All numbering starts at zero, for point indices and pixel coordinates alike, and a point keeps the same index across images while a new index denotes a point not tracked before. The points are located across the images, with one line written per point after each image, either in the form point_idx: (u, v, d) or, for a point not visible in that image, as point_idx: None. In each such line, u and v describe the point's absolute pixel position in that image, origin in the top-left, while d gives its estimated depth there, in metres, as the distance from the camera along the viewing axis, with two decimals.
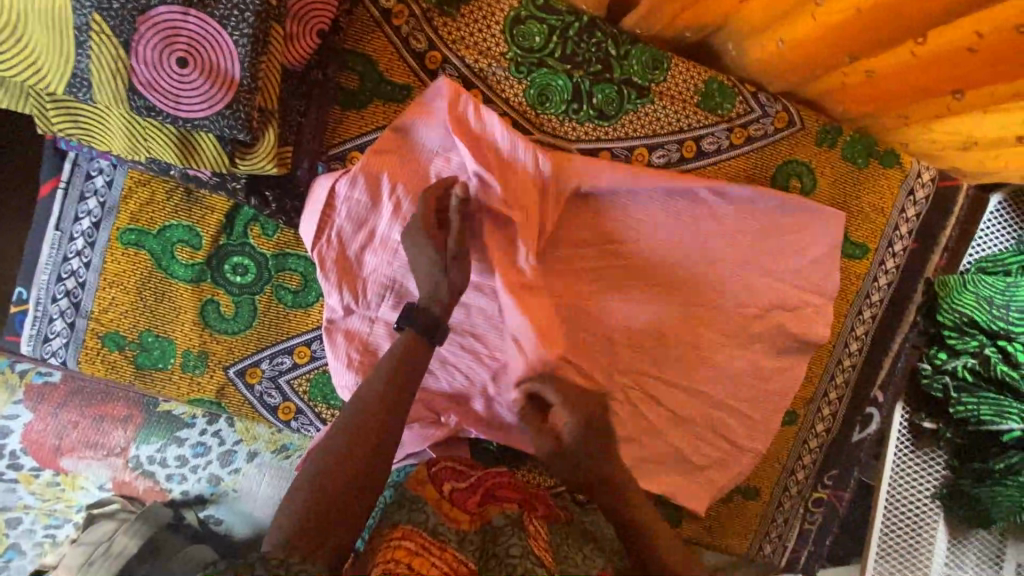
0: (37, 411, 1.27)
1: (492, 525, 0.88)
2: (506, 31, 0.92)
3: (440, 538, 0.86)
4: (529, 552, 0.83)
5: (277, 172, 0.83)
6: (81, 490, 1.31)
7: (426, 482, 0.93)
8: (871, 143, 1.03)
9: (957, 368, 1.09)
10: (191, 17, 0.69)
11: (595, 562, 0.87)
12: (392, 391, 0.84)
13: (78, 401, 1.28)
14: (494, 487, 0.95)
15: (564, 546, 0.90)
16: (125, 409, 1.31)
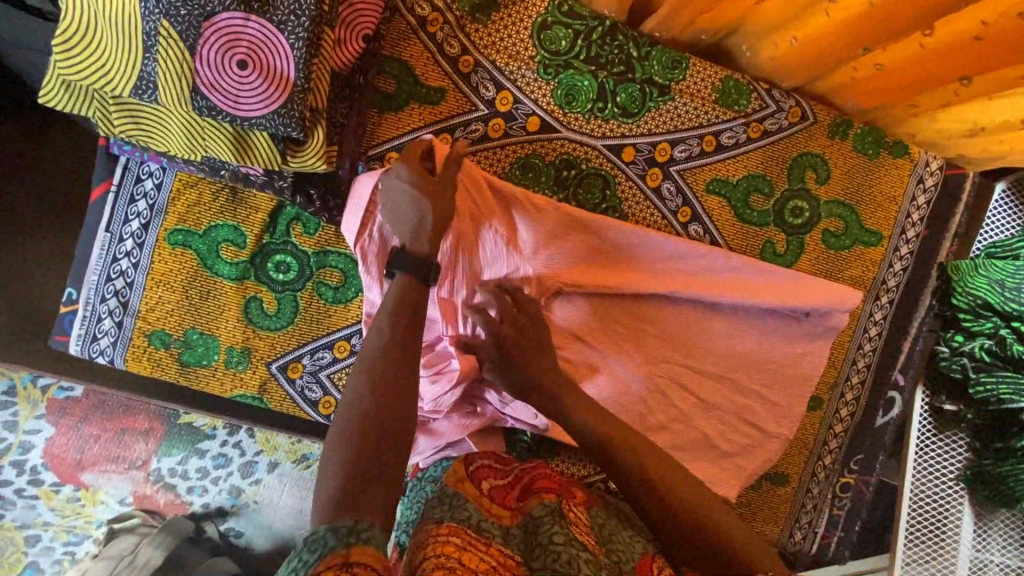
0: (58, 426, 1.27)
1: (533, 515, 0.86)
2: (533, 36, 0.98)
3: (485, 534, 0.83)
4: (572, 538, 0.81)
5: (323, 169, 0.87)
6: (101, 505, 1.32)
7: (466, 480, 0.92)
8: (880, 135, 1.08)
9: (974, 349, 1.12)
10: (251, 22, 0.74)
11: (635, 546, 0.88)
12: (401, 339, 0.76)
13: (100, 415, 1.27)
14: (534, 480, 0.95)
15: (607, 527, 0.91)
16: (146, 423, 1.29)
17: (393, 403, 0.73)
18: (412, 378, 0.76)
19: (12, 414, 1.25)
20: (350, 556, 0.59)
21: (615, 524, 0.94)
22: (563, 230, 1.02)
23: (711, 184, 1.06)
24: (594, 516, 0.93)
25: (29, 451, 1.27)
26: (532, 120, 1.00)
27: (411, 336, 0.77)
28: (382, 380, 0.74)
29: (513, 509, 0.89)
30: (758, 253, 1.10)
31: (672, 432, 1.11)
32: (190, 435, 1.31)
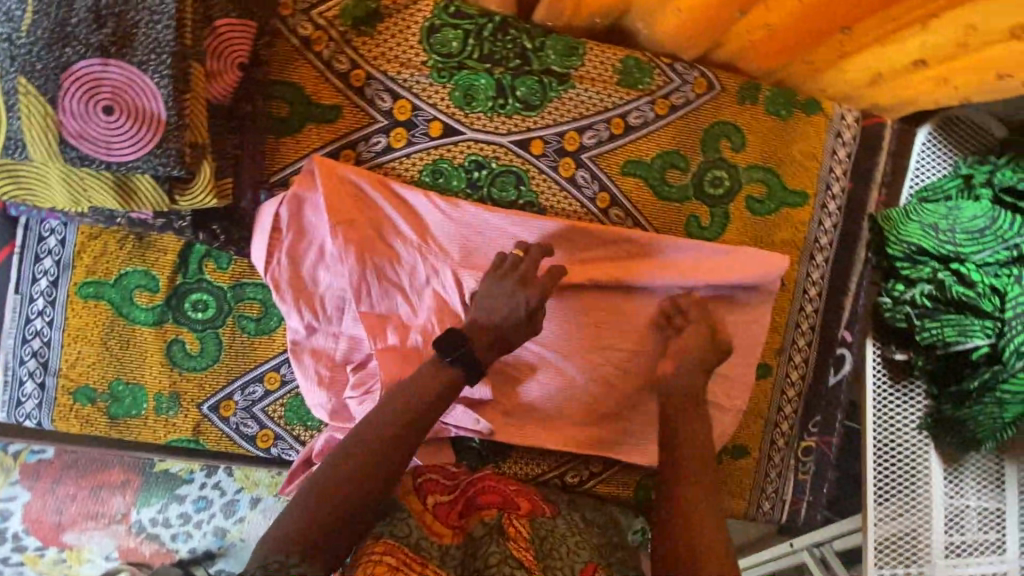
0: (35, 489, 1.27)
1: (473, 536, 0.87)
2: (422, 41, 0.97)
3: (422, 553, 0.82)
4: (507, 557, 0.83)
5: (217, 204, 0.86)
6: (87, 563, 1.29)
7: (412, 492, 0.90)
8: (789, 95, 1.08)
9: (915, 296, 1.11)
10: (111, 66, 0.73)
11: (579, 555, 0.87)
12: (405, 435, 0.85)
13: (74, 473, 1.29)
14: (477, 492, 0.94)
15: (551, 539, 0.89)
16: (120, 475, 1.31)
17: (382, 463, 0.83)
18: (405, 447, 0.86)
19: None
20: None
21: (564, 531, 0.92)
22: (477, 231, 1.00)
23: (625, 166, 1.05)
24: (538, 528, 0.91)
25: (8, 519, 1.26)
26: (434, 124, 0.99)
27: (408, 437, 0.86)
28: (370, 468, 0.82)
29: (456, 527, 0.88)
30: (683, 229, 1.09)
31: (624, 418, 1.10)
32: (168, 483, 1.32)
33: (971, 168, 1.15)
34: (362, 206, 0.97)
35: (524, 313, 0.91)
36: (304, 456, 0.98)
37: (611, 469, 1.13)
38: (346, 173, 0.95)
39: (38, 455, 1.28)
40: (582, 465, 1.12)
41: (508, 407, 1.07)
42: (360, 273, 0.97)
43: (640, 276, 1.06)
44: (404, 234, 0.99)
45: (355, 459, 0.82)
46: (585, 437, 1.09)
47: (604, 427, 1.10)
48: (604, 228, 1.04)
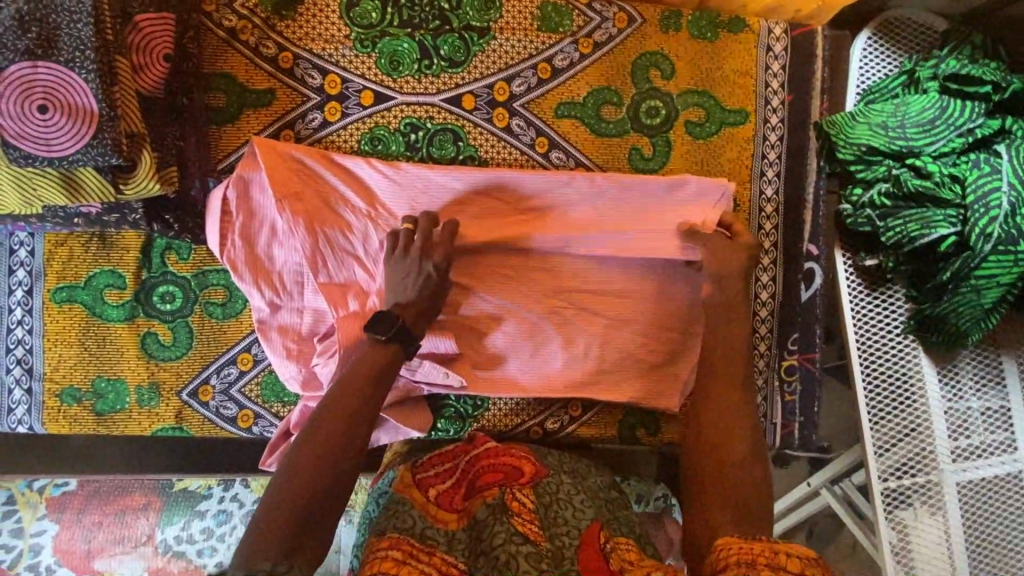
0: (62, 521, 1.30)
1: (478, 518, 0.86)
2: (343, 16, 1.01)
3: (428, 541, 0.82)
4: (513, 531, 0.82)
5: (162, 191, 0.91)
6: None
7: (411, 487, 0.92)
8: (711, 16, 1.09)
9: (873, 198, 1.10)
10: (40, 68, 0.78)
11: (584, 514, 0.89)
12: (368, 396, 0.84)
13: (98, 502, 1.32)
14: (474, 478, 0.95)
15: (555, 501, 0.90)
16: (144, 498, 1.33)
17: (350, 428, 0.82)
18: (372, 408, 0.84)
19: (15, 521, 1.29)
20: None
21: (568, 489, 0.93)
22: (424, 190, 1.02)
23: (559, 109, 1.07)
24: (541, 494, 0.90)
25: (39, 553, 1.29)
26: (364, 94, 1.03)
27: (365, 413, 0.83)
28: (330, 454, 0.79)
29: (459, 512, 0.88)
30: (627, 163, 1.09)
31: (598, 358, 1.09)
32: (189, 500, 1.35)
33: (916, 66, 1.13)
34: (305, 180, 1.00)
35: (435, 279, 0.93)
36: (284, 428, 1.01)
37: (591, 411, 1.13)
38: (286, 150, 0.99)
39: (61, 487, 1.31)
40: (561, 410, 1.12)
41: (478, 360, 1.08)
42: (313, 245, 0.99)
43: (592, 216, 1.06)
44: (353, 202, 1.01)
45: (313, 448, 0.79)
46: (560, 382, 1.09)
47: (579, 370, 1.09)
48: (550, 174, 1.05)
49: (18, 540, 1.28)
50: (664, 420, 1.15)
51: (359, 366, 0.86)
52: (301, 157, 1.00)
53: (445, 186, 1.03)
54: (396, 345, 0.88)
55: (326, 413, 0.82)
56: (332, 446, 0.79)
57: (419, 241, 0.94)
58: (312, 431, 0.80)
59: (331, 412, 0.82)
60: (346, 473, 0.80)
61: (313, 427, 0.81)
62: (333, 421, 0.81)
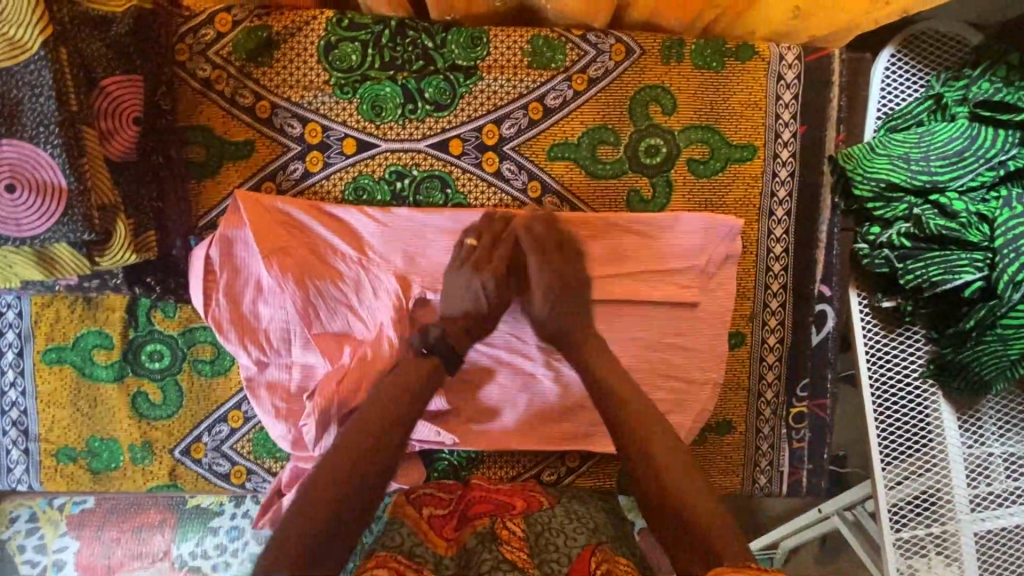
0: (82, 537, 1.23)
1: (467, 547, 0.83)
2: (321, 60, 0.96)
3: (416, 560, 0.80)
4: (500, 560, 0.78)
5: (140, 259, 0.88)
6: None
7: (406, 505, 0.90)
8: (716, 44, 1.01)
9: (892, 238, 1.02)
10: (4, 146, 0.76)
11: (576, 540, 0.84)
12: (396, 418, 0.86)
13: (116, 517, 1.24)
14: (469, 506, 0.92)
15: (547, 531, 0.86)
16: (158, 514, 1.25)
17: (377, 448, 0.82)
18: (396, 427, 0.85)
19: (38, 538, 1.23)
20: None
21: (560, 518, 0.89)
22: (418, 236, 0.99)
23: (552, 150, 1.01)
24: (532, 523, 0.87)
25: (62, 568, 1.21)
26: (346, 142, 0.98)
27: (396, 435, 0.85)
28: (357, 465, 0.80)
29: (451, 539, 0.86)
30: (624, 205, 1.03)
31: (594, 409, 1.06)
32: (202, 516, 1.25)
33: (943, 88, 1.03)
34: (290, 231, 0.96)
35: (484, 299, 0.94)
36: (275, 488, 1.00)
37: (589, 461, 1.10)
38: (269, 201, 0.96)
39: (80, 504, 1.25)
40: (558, 462, 1.09)
41: (472, 412, 1.05)
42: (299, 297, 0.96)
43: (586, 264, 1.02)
44: (337, 242, 0.98)
45: (336, 467, 0.79)
46: (557, 433, 1.06)
47: (574, 421, 1.06)
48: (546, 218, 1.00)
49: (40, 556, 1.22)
50: None
51: (395, 386, 0.89)
52: (284, 208, 0.96)
53: (432, 224, 0.99)
54: (438, 358, 0.93)
55: (355, 428, 0.84)
56: (360, 457, 0.80)
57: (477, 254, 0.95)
58: (339, 446, 0.82)
59: (362, 430, 0.83)
60: (368, 484, 0.79)
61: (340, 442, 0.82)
62: (361, 439, 0.82)
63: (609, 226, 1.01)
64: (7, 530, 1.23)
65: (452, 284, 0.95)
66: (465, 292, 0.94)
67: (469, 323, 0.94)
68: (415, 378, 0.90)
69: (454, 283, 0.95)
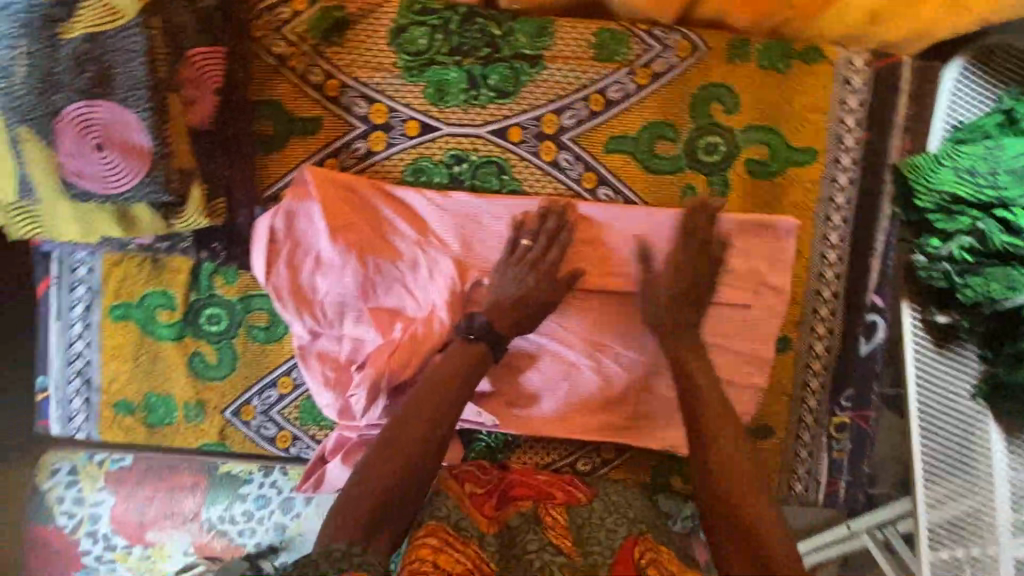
0: (119, 493, 1.26)
1: (510, 526, 0.86)
2: (391, 43, 0.98)
3: (463, 533, 0.83)
4: (546, 542, 0.82)
5: (210, 223, 0.92)
6: (170, 559, 1.27)
7: (450, 479, 0.93)
8: (784, 45, 1.00)
9: (953, 252, 0.98)
10: (96, 107, 0.80)
11: (617, 533, 0.85)
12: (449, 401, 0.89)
13: (152, 478, 1.26)
14: (510, 487, 0.94)
15: (588, 525, 0.86)
16: (192, 477, 1.27)
17: (428, 428, 0.86)
18: (446, 409, 0.88)
19: (76, 491, 1.26)
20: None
21: (602, 513, 0.89)
22: (474, 219, 1.02)
23: (610, 143, 1.02)
24: (574, 514, 0.89)
25: (98, 522, 1.25)
26: (411, 124, 1.01)
27: (445, 415, 0.88)
28: (410, 452, 0.84)
29: (492, 517, 0.88)
30: (679, 202, 1.03)
31: (632, 402, 1.07)
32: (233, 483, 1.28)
33: (1014, 101, 0.98)
34: (353, 208, 0.99)
35: (535, 292, 0.95)
36: (318, 455, 1.04)
37: (624, 454, 1.11)
38: (335, 176, 0.99)
39: (118, 461, 1.27)
40: (593, 452, 1.11)
41: (513, 397, 1.07)
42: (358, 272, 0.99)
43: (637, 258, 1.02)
44: (397, 220, 1.01)
45: (392, 447, 0.84)
46: (594, 424, 1.07)
47: (613, 413, 1.07)
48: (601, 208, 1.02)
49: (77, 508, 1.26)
50: None
51: (444, 368, 0.91)
52: (348, 185, 0.99)
53: (489, 209, 1.01)
54: (485, 345, 0.93)
55: (411, 412, 0.87)
56: (413, 443, 0.85)
57: (534, 254, 0.97)
58: (393, 429, 0.86)
59: (416, 412, 0.87)
60: (421, 470, 0.84)
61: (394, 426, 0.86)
62: (415, 421, 0.86)
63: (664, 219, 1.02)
64: (48, 481, 1.26)
65: (505, 278, 0.96)
66: (515, 285, 0.95)
67: (518, 313, 0.95)
68: (464, 363, 0.91)
69: (506, 277, 0.96)
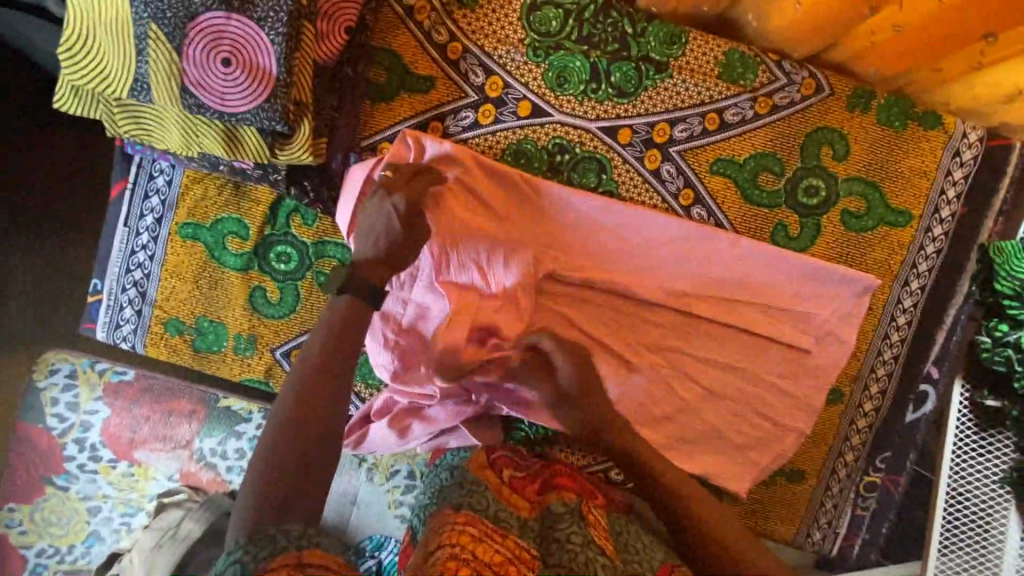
0: (114, 407, 1.24)
1: (551, 510, 0.83)
2: (522, 18, 0.96)
3: (502, 524, 0.81)
4: (590, 540, 0.79)
5: (312, 161, 0.90)
6: (153, 480, 1.26)
7: (487, 469, 0.90)
8: (907, 105, 0.99)
9: (1020, 339, 0.98)
10: (233, 21, 0.77)
11: (656, 553, 0.85)
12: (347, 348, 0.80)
13: (151, 397, 1.24)
14: (552, 475, 0.93)
15: (627, 534, 0.87)
16: (191, 405, 1.25)
17: (329, 381, 0.78)
18: (343, 355, 0.80)
19: (73, 396, 1.24)
20: (302, 556, 0.62)
21: (636, 530, 0.90)
22: (563, 212, 1.00)
23: (715, 164, 1.02)
24: (612, 522, 0.89)
25: (88, 430, 1.25)
26: (523, 104, 0.99)
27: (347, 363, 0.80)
28: (303, 441, 0.74)
29: (533, 502, 0.87)
30: (768, 237, 1.04)
31: (677, 423, 1.05)
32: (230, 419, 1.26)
33: None
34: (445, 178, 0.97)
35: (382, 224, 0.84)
36: (362, 414, 1.06)
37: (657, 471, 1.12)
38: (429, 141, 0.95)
39: (120, 375, 1.24)
40: None
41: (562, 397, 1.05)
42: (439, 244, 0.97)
43: (717, 284, 1.02)
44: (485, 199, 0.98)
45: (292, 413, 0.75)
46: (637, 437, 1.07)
47: (658, 431, 1.05)
48: (690, 224, 1.00)
49: (71, 413, 1.24)
50: (726, 499, 1.12)
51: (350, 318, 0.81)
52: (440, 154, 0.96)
53: (577, 203, 1.00)
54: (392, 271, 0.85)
55: (292, 404, 0.76)
56: (303, 434, 0.74)
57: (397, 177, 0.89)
58: (277, 428, 0.75)
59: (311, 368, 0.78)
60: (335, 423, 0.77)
61: (277, 420, 0.75)
62: (313, 377, 0.77)
63: (751, 252, 1.01)
64: (45, 380, 1.24)
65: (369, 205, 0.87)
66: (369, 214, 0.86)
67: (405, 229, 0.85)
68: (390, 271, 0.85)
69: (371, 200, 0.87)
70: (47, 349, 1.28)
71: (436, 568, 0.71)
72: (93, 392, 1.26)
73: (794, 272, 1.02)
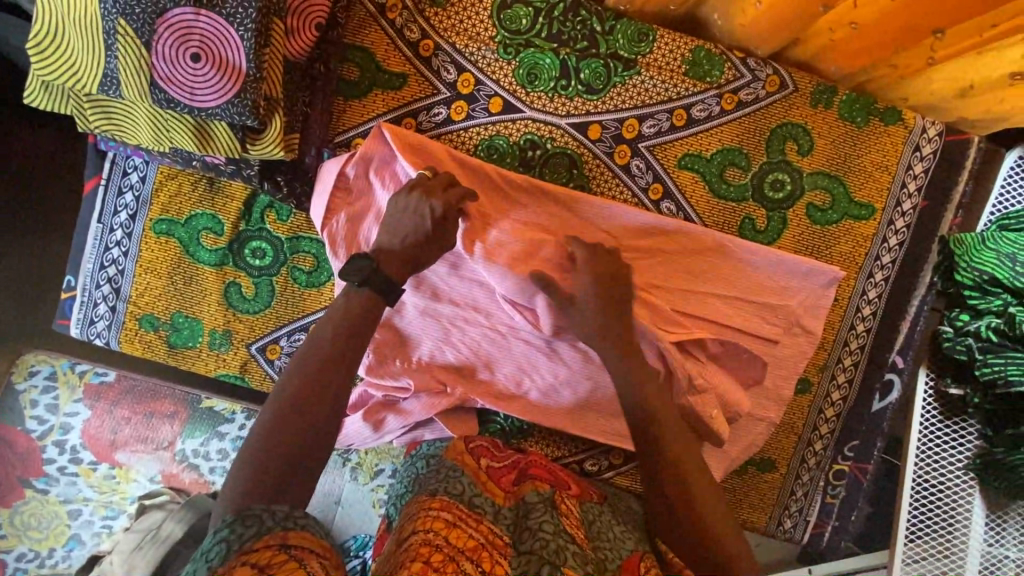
0: (95, 408, 1.24)
1: (526, 501, 0.85)
2: (493, 16, 0.98)
3: (477, 510, 0.81)
4: (561, 529, 0.79)
5: (284, 157, 0.91)
6: (134, 482, 1.25)
7: (466, 454, 0.93)
8: (869, 100, 1.02)
9: (980, 328, 1.00)
10: (202, 16, 0.78)
11: (625, 542, 0.86)
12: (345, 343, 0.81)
13: (130, 399, 1.25)
14: (527, 466, 0.95)
15: (599, 522, 0.88)
16: (172, 405, 1.26)
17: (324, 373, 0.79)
18: (340, 350, 0.81)
19: (53, 398, 1.24)
20: (288, 538, 0.61)
21: (609, 518, 0.91)
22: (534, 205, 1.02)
23: (683, 159, 1.04)
24: (585, 511, 0.90)
25: (68, 432, 1.24)
26: (494, 101, 1.00)
27: (345, 357, 0.81)
28: (291, 429, 0.75)
29: (509, 492, 0.88)
30: (736, 231, 1.06)
31: None
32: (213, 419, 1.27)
33: None
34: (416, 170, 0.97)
35: (423, 223, 0.87)
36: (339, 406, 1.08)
37: (632, 462, 1.14)
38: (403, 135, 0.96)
39: (101, 376, 1.24)
40: (602, 455, 1.13)
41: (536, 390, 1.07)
42: None
43: (686, 276, 1.04)
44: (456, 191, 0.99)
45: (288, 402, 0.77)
46: (611, 429, 1.08)
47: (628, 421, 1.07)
48: (658, 216, 1.03)
49: (50, 415, 1.23)
50: None
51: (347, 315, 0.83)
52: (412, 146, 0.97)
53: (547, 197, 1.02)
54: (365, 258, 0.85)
55: (288, 396, 0.77)
56: (293, 424, 0.75)
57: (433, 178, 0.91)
58: (272, 417, 0.76)
59: (308, 359, 0.80)
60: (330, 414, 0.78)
61: (272, 410, 0.76)
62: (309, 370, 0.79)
63: (717, 244, 1.03)
64: (24, 382, 1.24)
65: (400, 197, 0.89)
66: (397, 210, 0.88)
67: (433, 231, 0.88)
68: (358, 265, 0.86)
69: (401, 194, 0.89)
70: (26, 351, 1.27)
71: (409, 552, 0.69)
72: (73, 394, 1.26)
73: (761, 263, 1.04)
